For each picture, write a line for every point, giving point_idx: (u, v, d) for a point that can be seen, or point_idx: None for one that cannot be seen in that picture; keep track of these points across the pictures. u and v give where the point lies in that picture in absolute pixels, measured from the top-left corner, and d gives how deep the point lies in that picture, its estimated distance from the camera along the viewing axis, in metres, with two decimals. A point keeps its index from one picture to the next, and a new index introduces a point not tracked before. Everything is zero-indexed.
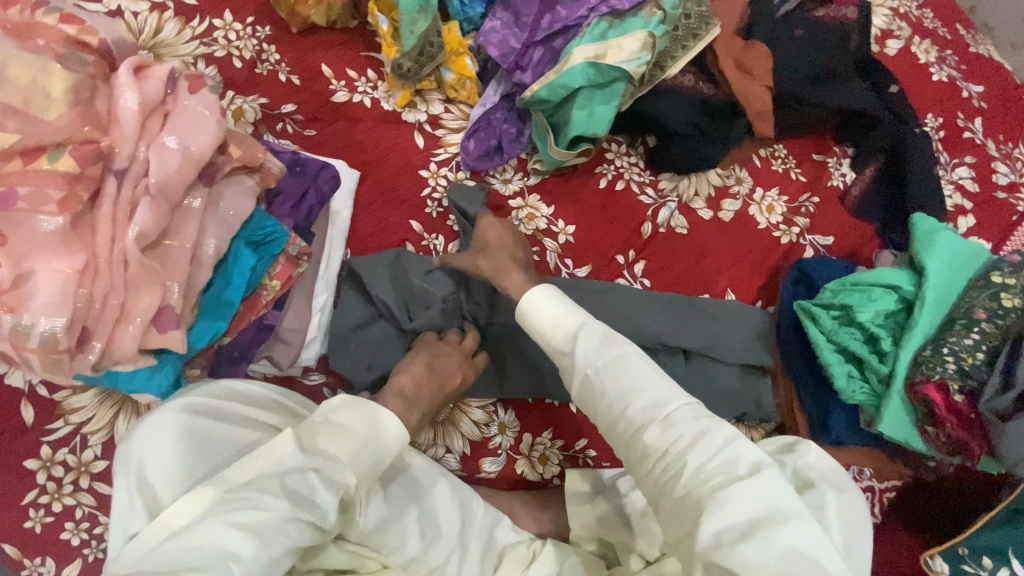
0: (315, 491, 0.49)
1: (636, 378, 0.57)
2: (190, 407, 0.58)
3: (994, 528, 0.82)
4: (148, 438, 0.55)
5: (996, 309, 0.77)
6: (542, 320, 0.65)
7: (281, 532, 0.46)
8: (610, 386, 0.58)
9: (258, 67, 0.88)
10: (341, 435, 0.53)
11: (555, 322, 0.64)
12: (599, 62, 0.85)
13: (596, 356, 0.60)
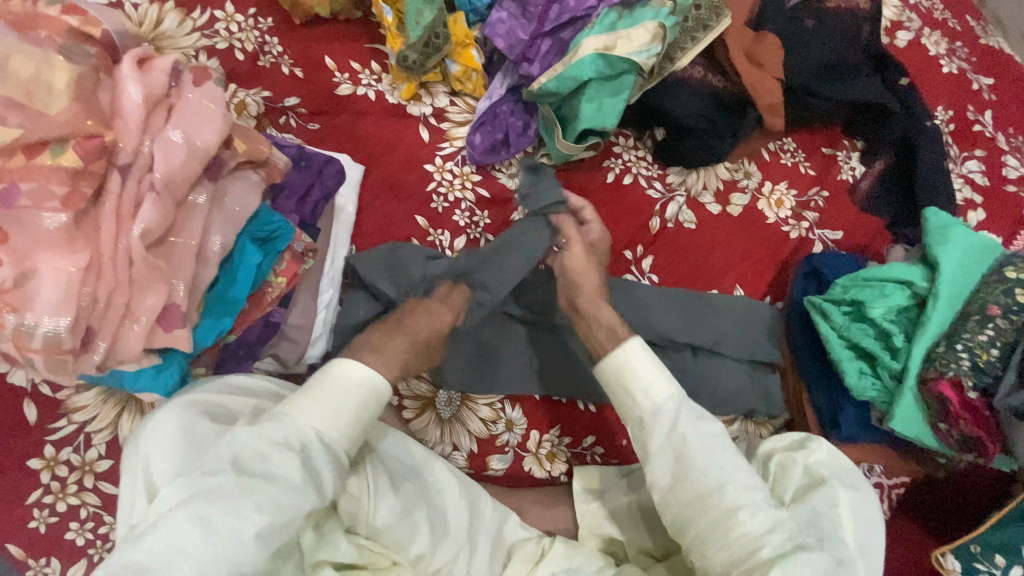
0: (277, 467, 0.50)
1: (729, 458, 0.62)
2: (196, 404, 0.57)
3: (1006, 523, 0.81)
4: (152, 432, 0.54)
5: (1012, 305, 0.76)
6: (634, 377, 0.66)
7: (245, 513, 0.47)
8: (701, 454, 0.62)
9: (261, 59, 0.86)
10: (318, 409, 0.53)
11: (650, 382, 0.65)
12: (609, 53, 0.84)
13: (695, 431, 0.63)
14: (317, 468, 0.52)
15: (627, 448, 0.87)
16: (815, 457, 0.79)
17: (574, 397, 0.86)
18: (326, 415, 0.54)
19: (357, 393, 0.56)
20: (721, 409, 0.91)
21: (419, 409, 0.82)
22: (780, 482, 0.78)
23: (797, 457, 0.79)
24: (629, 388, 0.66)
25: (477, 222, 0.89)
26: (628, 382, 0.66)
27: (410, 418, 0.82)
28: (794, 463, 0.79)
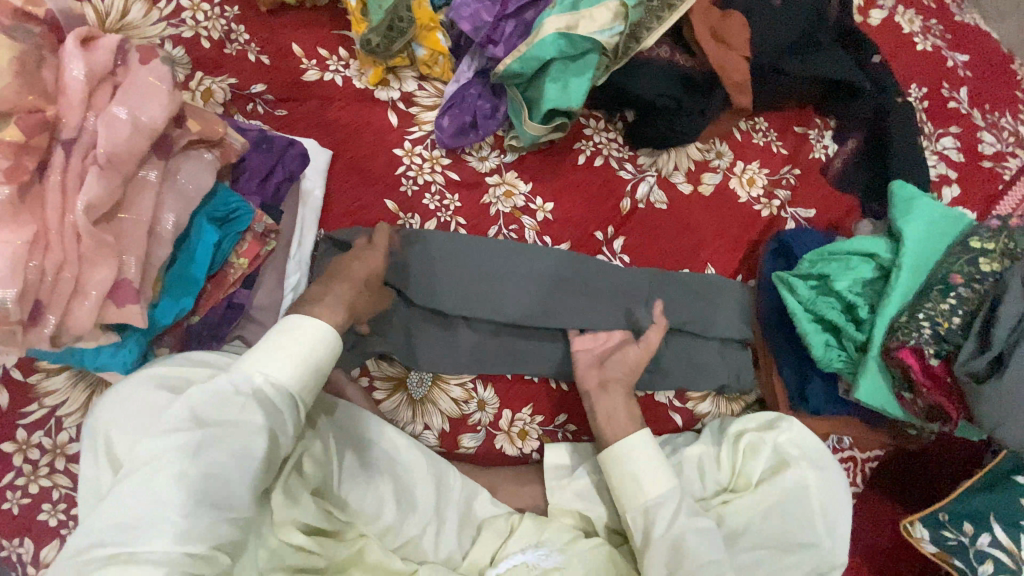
0: (238, 414, 0.54)
1: (713, 550, 0.70)
2: (158, 377, 0.58)
3: (974, 493, 0.81)
4: (111, 407, 0.56)
5: (974, 274, 0.77)
6: (639, 470, 0.75)
7: (216, 460, 0.51)
8: (697, 545, 0.70)
9: (227, 47, 0.87)
10: (271, 360, 0.59)
11: (649, 478, 0.74)
12: (570, 33, 0.84)
13: (685, 527, 0.71)
14: (274, 410, 0.57)
15: None
16: (786, 436, 0.79)
17: (546, 376, 0.87)
18: (274, 361, 0.59)
19: (303, 339, 0.61)
20: (693, 386, 0.91)
21: (390, 390, 0.82)
22: (748, 462, 0.78)
23: (767, 436, 0.79)
24: (630, 481, 0.75)
25: (448, 206, 0.90)
26: (629, 477, 0.75)
27: (382, 399, 0.82)
28: (764, 442, 0.79)
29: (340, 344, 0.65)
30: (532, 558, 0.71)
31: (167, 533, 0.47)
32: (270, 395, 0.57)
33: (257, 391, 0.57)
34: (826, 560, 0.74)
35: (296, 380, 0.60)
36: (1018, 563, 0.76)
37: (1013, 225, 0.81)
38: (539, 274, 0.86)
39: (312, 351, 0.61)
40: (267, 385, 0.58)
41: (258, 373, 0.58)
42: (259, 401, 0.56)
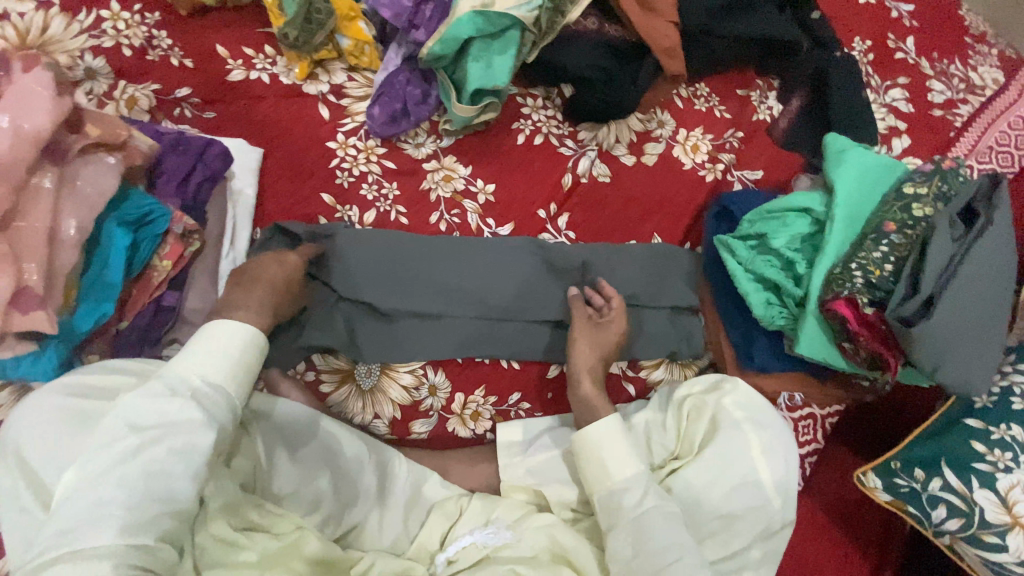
0: (179, 414, 0.54)
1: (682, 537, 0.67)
2: (69, 387, 0.59)
3: (926, 440, 0.80)
4: (24, 420, 0.56)
5: (906, 221, 0.77)
6: (609, 457, 0.72)
7: (158, 458, 0.52)
8: (666, 529, 0.67)
9: (149, 53, 0.87)
10: (203, 361, 0.59)
11: (624, 461, 0.72)
12: (486, 10, 0.85)
13: (649, 507, 0.68)
14: (214, 404, 0.57)
15: (553, 403, 0.88)
16: (730, 397, 0.79)
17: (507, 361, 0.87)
18: (208, 360, 0.59)
19: (235, 334, 0.61)
20: (644, 355, 0.91)
21: (337, 382, 0.82)
22: (691, 425, 0.79)
23: (708, 398, 0.80)
24: (599, 464, 0.72)
25: (387, 195, 0.90)
26: (606, 460, 0.72)
27: (329, 392, 0.81)
28: (705, 405, 0.80)
29: (266, 340, 0.64)
30: (481, 538, 0.71)
31: (112, 528, 0.48)
32: (209, 392, 0.57)
33: (195, 392, 0.56)
34: (775, 520, 0.74)
35: (234, 375, 0.60)
36: (970, 506, 0.74)
37: (945, 167, 0.81)
38: (497, 270, 0.88)
39: (248, 346, 0.61)
40: (205, 384, 0.57)
41: (196, 373, 0.58)
42: (195, 400, 0.56)
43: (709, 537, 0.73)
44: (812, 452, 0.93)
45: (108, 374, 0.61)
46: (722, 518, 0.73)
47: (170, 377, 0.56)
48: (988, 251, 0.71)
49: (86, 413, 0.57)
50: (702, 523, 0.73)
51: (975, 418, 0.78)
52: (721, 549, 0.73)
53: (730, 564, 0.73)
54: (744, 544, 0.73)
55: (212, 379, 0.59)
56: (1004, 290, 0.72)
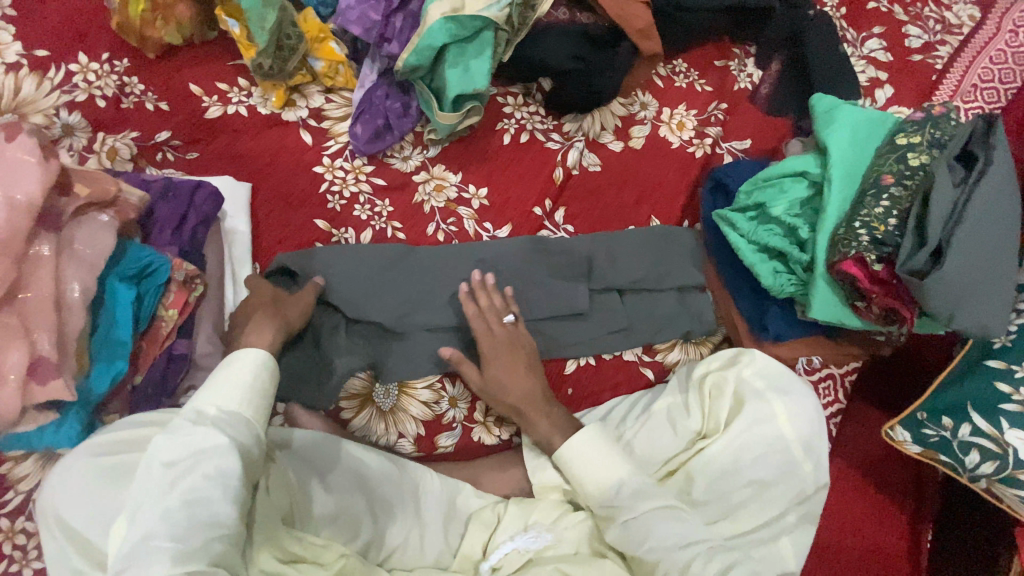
0: (207, 438, 0.54)
1: (685, 530, 0.67)
2: (98, 446, 0.58)
3: (950, 387, 0.80)
4: (61, 486, 0.56)
5: (904, 171, 0.76)
6: (580, 468, 0.72)
7: (193, 487, 0.51)
8: (661, 521, 0.67)
9: (124, 101, 0.86)
10: (219, 390, 0.59)
11: (601, 473, 0.71)
12: (457, 15, 0.83)
13: (636, 505, 0.68)
14: (237, 429, 0.57)
15: (574, 396, 0.89)
16: (749, 369, 0.79)
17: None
18: (223, 389, 0.59)
19: (244, 362, 0.61)
20: (657, 337, 0.92)
21: (358, 406, 0.81)
22: (714, 404, 0.78)
23: (729, 373, 0.79)
24: (580, 478, 0.72)
25: (381, 212, 0.89)
26: (585, 474, 0.72)
27: (350, 418, 0.80)
28: (726, 379, 0.79)
29: (277, 363, 0.64)
30: (523, 543, 0.71)
31: (162, 560, 0.48)
32: (230, 419, 0.57)
33: (215, 420, 0.56)
34: (807, 485, 0.74)
35: (251, 400, 0.59)
36: (1003, 448, 0.73)
37: (936, 113, 0.80)
38: (505, 275, 0.88)
39: (258, 372, 0.61)
40: (224, 412, 0.57)
41: (213, 403, 0.58)
42: (217, 427, 0.55)
43: (728, 515, 0.73)
44: (835, 411, 0.96)
45: (137, 425, 0.60)
46: (749, 490, 0.73)
47: (189, 411, 0.56)
48: (992, 191, 0.70)
49: (120, 467, 0.56)
50: (732, 494, 0.73)
51: (996, 358, 0.78)
52: (744, 524, 0.73)
53: (763, 533, 0.72)
54: (779, 510, 0.72)
55: (230, 406, 0.58)
56: (1011, 230, 0.71)
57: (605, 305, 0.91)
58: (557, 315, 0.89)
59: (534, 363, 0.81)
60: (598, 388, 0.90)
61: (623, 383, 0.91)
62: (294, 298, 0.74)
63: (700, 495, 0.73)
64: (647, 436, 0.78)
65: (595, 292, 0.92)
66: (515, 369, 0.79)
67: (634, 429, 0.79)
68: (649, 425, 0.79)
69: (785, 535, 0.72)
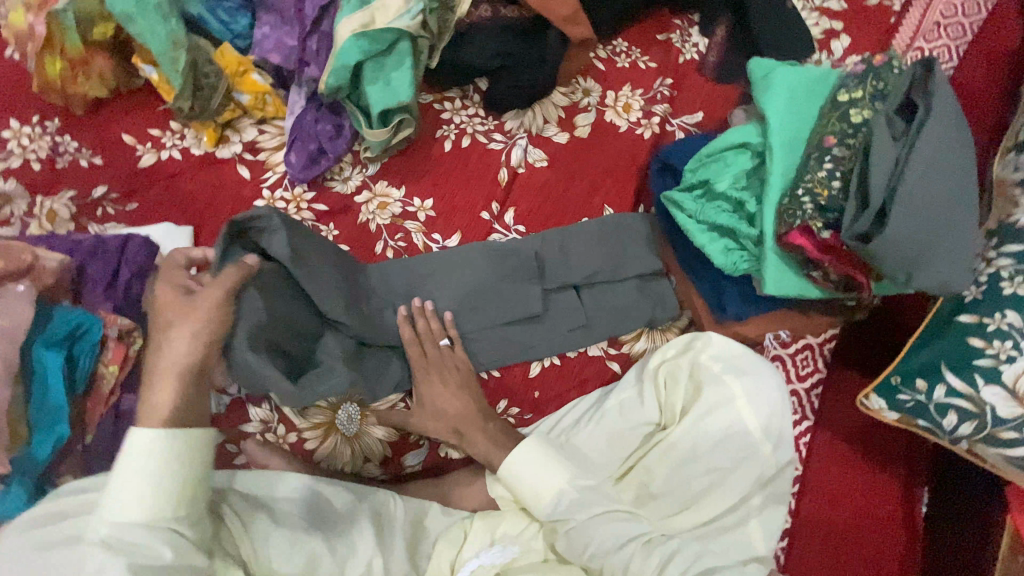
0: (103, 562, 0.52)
1: (613, 531, 0.68)
2: (39, 517, 0.57)
3: (924, 347, 0.77)
4: None
5: (847, 130, 0.72)
6: (527, 484, 0.73)
7: None
8: (602, 528, 0.68)
9: (58, 161, 0.86)
10: (127, 496, 0.56)
11: (539, 485, 0.72)
12: (368, 30, 0.82)
13: (576, 513, 0.70)
14: (140, 542, 0.54)
15: (542, 400, 0.86)
16: (705, 353, 0.79)
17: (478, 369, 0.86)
18: (116, 498, 0.56)
19: (143, 458, 0.57)
20: (620, 329, 0.90)
21: (321, 435, 0.80)
22: (670, 393, 0.79)
23: (683, 361, 0.79)
24: (527, 492, 0.73)
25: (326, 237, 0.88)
26: (527, 489, 0.73)
27: (315, 448, 0.80)
28: (681, 367, 0.79)
29: (186, 436, 0.59)
30: (488, 558, 0.74)
31: None
32: (128, 533, 0.55)
33: (108, 540, 0.54)
34: (768, 466, 0.74)
35: (152, 502, 0.56)
36: (980, 407, 0.71)
37: (878, 63, 0.76)
38: (458, 284, 0.87)
39: (159, 461, 0.57)
40: (120, 527, 0.55)
41: (112, 518, 0.55)
42: (114, 549, 0.53)
43: (688, 506, 0.74)
44: (816, 382, 0.92)
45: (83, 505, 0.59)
46: (709, 478, 0.74)
47: (92, 530, 0.54)
48: (938, 138, 0.66)
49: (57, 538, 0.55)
50: (693, 483, 0.74)
51: (968, 313, 0.74)
52: (707, 512, 0.73)
53: (726, 520, 0.73)
54: (739, 496, 0.73)
55: (131, 517, 0.55)
56: (962, 178, 0.67)
57: (563, 302, 0.90)
58: (514, 319, 0.88)
59: (470, 382, 0.82)
60: (565, 388, 0.88)
61: (591, 380, 0.88)
62: (193, 303, 0.63)
63: (662, 486, 0.75)
64: (608, 435, 0.79)
65: (550, 290, 0.90)
66: (450, 386, 0.81)
67: (585, 431, 0.79)
68: (604, 423, 0.79)
69: (753, 518, 0.73)
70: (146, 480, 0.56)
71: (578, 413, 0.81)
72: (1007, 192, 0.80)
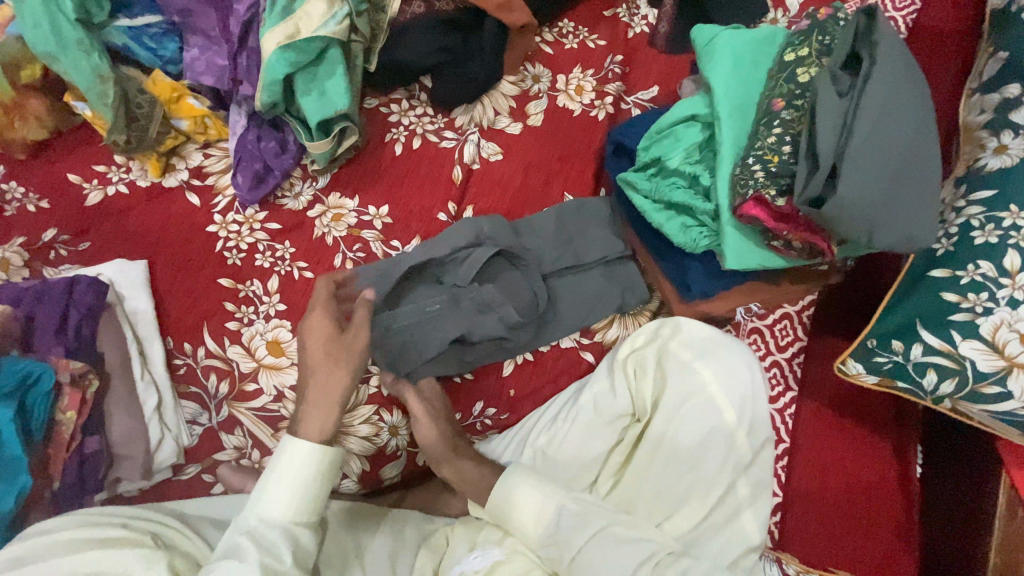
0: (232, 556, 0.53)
1: (611, 557, 0.65)
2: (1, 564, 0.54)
3: (896, 307, 0.74)
4: None
5: (794, 91, 0.70)
6: (523, 509, 0.69)
7: None
8: (603, 549, 0.65)
9: (5, 209, 0.85)
10: (269, 492, 0.59)
11: (536, 510, 0.69)
12: (293, 42, 0.80)
13: (576, 537, 0.67)
14: (274, 542, 0.56)
15: (517, 397, 0.85)
16: (674, 340, 0.78)
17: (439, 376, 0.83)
18: (281, 490, 0.59)
19: (294, 456, 0.61)
20: (590, 319, 0.88)
21: None
22: (641, 382, 0.77)
23: (650, 349, 0.78)
24: (523, 519, 0.69)
25: (283, 256, 0.86)
26: (523, 514, 0.69)
27: None
28: (649, 356, 0.78)
29: (334, 453, 0.63)
30: (470, 565, 0.69)
31: None
32: (272, 529, 0.57)
33: (251, 533, 0.56)
34: (745, 453, 0.72)
35: (298, 500, 0.60)
36: (959, 363, 0.68)
37: (822, 17, 0.73)
38: (427, 295, 0.84)
39: (325, 460, 0.62)
40: (264, 522, 0.58)
41: (258, 514, 0.58)
42: (259, 546, 0.55)
43: (681, 507, 0.72)
44: (797, 350, 0.91)
45: (53, 547, 0.56)
46: (693, 473, 0.72)
47: (236, 526, 0.58)
48: (883, 89, 0.63)
49: None
50: (677, 482, 0.73)
51: (940, 267, 0.71)
52: (698, 511, 0.71)
53: (719, 516, 0.71)
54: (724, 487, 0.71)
55: (270, 515, 0.58)
56: (914, 128, 0.64)
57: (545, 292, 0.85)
58: (475, 339, 0.81)
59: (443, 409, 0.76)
60: (540, 383, 0.86)
61: (564, 373, 0.87)
62: (347, 342, 0.68)
63: (653, 486, 0.73)
64: (586, 434, 0.76)
65: (531, 280, 0.85)
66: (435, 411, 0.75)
67: (563, 430, 0.77)
68: (580, 421, 0.76)
69: (745, 510, 0.71)
70: (294, 473, 0.60)
71: (552, 412, 0.80)
72: (973, 135, 0.76)
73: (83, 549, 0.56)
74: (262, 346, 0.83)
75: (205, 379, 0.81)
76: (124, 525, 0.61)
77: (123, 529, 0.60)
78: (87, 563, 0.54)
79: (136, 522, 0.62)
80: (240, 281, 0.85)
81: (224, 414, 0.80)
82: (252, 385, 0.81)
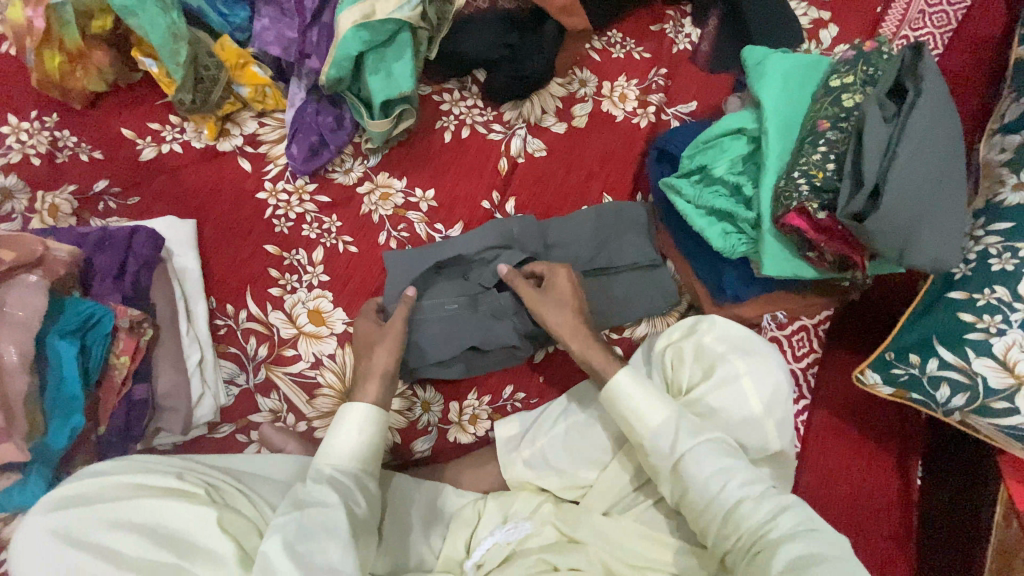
0: (313, 504, 0.57)
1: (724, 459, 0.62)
2: (53, 503, 0.56)
3: (915, 324, 0.79)
4: (14, 552, 0.53)
5: (838, 114, 0.75)
6: (630, 407, 0.67)
7: (292, 537, 0.54)
8: (710, 454, 0.62)
9: (58, 156, 0.86)
10: (333, 452, 0.64)
11: (646, 411, 0.66)
12: (370, 21, 0.83)
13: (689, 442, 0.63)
14: (347, 491, 0.61)
15: (546, 385, 0.88)
16: (710, 335, 0.81)
17: (471, 374, 0.85)
18: (349, 444, 0.64)
19: (352, 421, 0.66)
20: (622, 315, 0.91)
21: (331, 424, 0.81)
22: (677, 371, 0.80)
23: (690, 341, 0.82)
24: (630, 413, 0.67)
25: (330, 229, 0.88)
26: (630, 410, 0.67)
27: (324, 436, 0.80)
28: (686, 349, 0.81)
29: (387, 415, 0.68)
30: (503, 536, 0.71)
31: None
32: (342, 480, 0.61)
33: (328, 478, 0.61)
34: (772, 445, 0.76)
35: (359, 456, 0.64)
36: (972, 377, 0.73)
37: (867, 49, 0.79)
38: (448, 291, 0.85)
39: (383, 422, 0.68)
40: (336, 470, 0.62)
41: (327, 464, 0.62)
42: (336, 488, 0.60)
43: None
44: (811, 361, 0.95)
45: (104, 493, 0.57)
46: None
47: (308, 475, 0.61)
48: (927, 119, 0.69)
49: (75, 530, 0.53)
50: None
51: (957, 289, 0.77)
52: None
53: None
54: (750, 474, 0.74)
55: (340, 466, 0.63)
56: (950, 158, 0.70)
57: None
58: (487, 348, 0.83)
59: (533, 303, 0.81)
60: (569, 371, 0.89)
61: None
62: (387, 329, 0.77)
63: None
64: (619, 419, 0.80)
65: None
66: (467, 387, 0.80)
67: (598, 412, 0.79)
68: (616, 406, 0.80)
69: None
70: (361, 432, 0.65)
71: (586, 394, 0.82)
72: (993, 172, 0.83)
73: (134, 499, 0.56)
74: (303, 314, 0.84)
75: (245, 341, 0.82)
76: (176, 474, 0.61)
77: (175, 477, 0.60)
78: (142, 510, 0.56)
79: (190, 474, 0.62)
80: (287, 248, 0.86)
81: (261, 376, 0.81)
82: (292, 351, 0.82)
